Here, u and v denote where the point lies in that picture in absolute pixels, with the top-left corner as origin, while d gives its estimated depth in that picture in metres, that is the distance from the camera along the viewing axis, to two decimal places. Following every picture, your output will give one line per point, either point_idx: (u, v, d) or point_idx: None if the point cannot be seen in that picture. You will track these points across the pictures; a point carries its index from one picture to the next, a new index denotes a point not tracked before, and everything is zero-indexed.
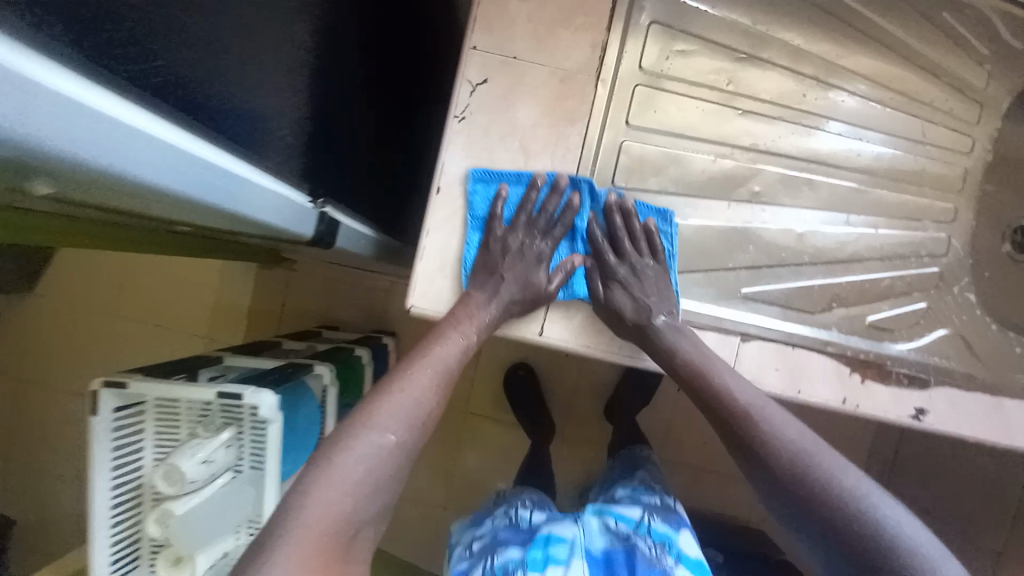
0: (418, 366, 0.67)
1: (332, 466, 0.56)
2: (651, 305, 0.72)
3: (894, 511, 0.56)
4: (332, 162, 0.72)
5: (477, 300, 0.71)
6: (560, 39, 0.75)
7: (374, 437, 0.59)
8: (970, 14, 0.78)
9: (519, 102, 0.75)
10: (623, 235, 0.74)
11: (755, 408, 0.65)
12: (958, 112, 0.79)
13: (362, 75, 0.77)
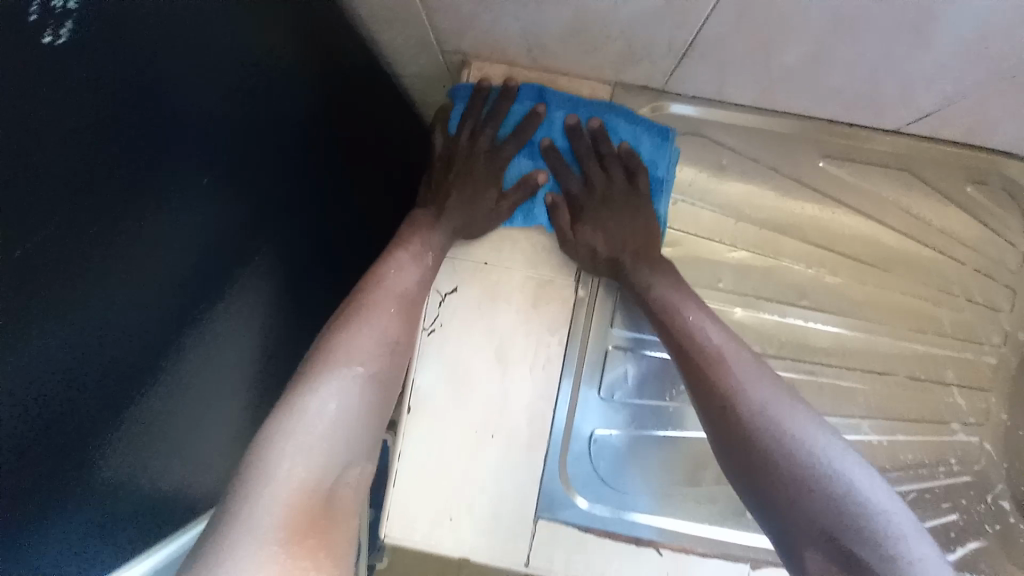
0: (374, 304, 0.61)
1: (289, 428, 0.52)
2: (620, 232, 0.67)
3: (862, 477, 0.51)
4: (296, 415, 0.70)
5: (427, 225, 0.67)
6: (533, 239, 0.69)
7: (339, 370, 0.56)
8: (1009, 186, 0.67)
9: (496, 310, 0.69)
10: (588, 157, 0.68)
11: (726, 358, 0.57)
12: (993, 295, 0.70)
13: (320, 296, 0.71)
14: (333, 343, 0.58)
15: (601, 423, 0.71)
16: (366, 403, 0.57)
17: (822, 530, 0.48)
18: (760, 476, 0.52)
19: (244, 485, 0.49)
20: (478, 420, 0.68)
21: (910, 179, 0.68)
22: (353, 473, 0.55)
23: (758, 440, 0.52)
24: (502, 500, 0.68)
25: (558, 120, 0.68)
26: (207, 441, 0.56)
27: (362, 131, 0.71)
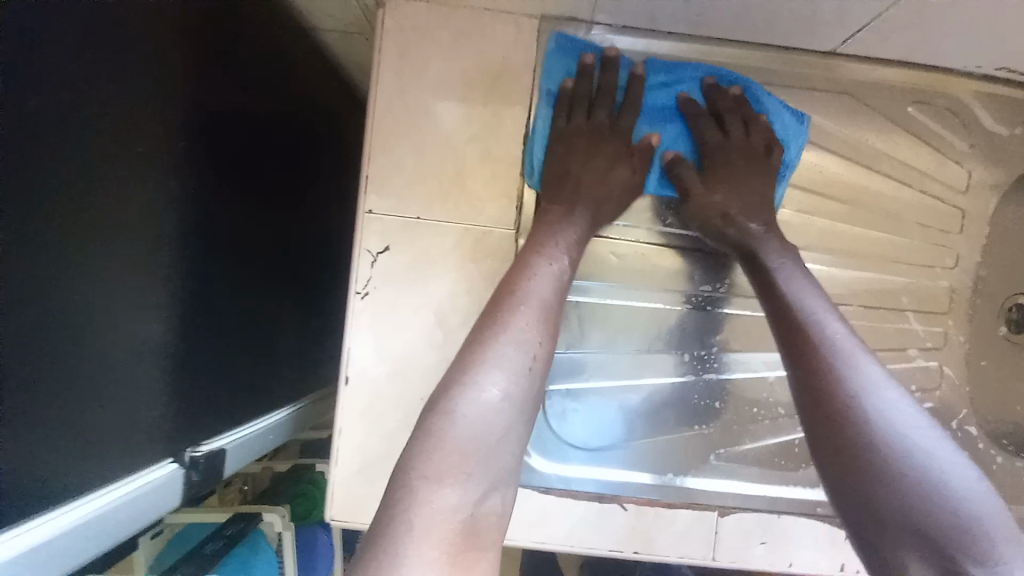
0: (522, 300, 0.54)
1: (433, 441, 0.46)
2: (750, 199, 0.63)
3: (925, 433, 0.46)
4: (225, 373, 0.62)
5: (558, 218, 0.62)
6: (464, 192, 0.66)
7: (476, 388, 0.49)
8: (953, 103, 0.66)
9: (432, 268, 0.65)
10: (726, 110, 0.65)
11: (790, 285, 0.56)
12: (942, 217, 0.68)
13: (274, 288, 0.72)
14: (473, 342, 0.52)
15: (557, 380, 0.67)
16: (511, 425, 0.49)
17: (854, 443, 0.47)
18: (808, 393, 0.51)
19: (397, 513, 0.43)
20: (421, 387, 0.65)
21: (853, 102, 0.66)
22: (496, 502, 0.47)
23: (834, 391, 0.49)
24: None
25: (692, 77, 0.66)
26: (146, 376, 0.49)
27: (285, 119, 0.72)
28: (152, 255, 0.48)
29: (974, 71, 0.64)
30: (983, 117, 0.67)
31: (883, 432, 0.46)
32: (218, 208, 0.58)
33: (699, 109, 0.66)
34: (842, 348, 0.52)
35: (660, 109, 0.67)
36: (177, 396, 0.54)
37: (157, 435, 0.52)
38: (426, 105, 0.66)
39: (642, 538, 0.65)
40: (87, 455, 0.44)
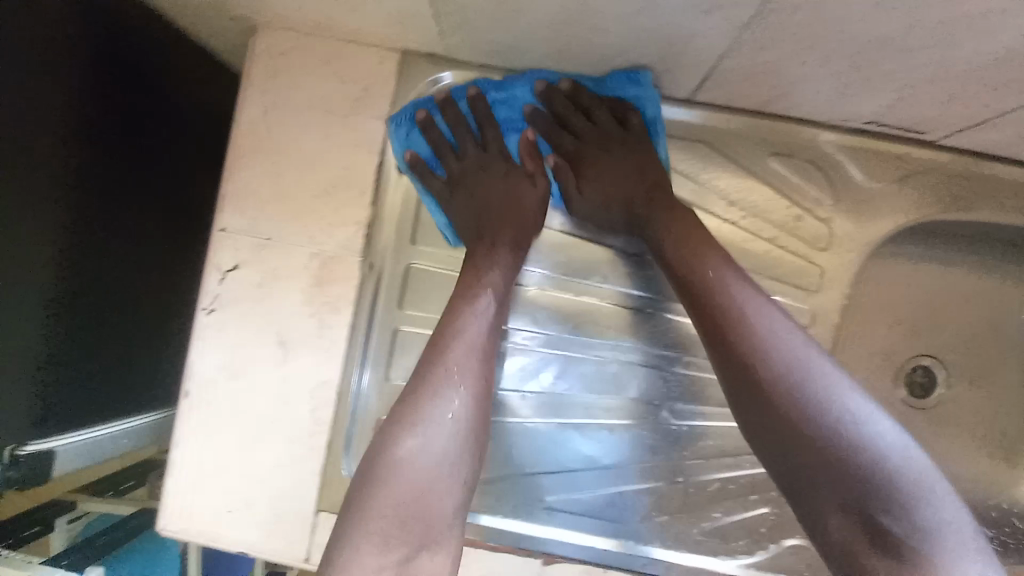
0: (443, 358, 0.54)
1: (364, 508, 0.49)
2: (632, 181, 0.63)
3: (900, 451, 0.45)
4: (93, 367, 0.67)
5: (482, 258, 0.61)
6: (315, 215, 0.65)
7: (391, 455, 0.50)
8: (818, 156, 0.65)
9: (278, 292, 0.65)
10: (571, 115, 0.64)
11: (747, 308, 0.52)
12: (802, 274, 0.68)
13: (144, 293, 0.75)
14: (402, 407, 0.53)
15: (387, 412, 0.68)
16: (445, 479, 0.51)
17: (836, 491, 0.46)
18: (774, 444, 0.49)
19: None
20: (258, 406, 0.65)
21: (711, 150, 0.66)
22: (433, 557, 0.49)
23: (797, 429, 0.48)
24: (281, 491, 0.66)
25: (523, 88, 0.64)
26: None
27: (169, 137, 0.75)
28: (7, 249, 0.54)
29: (844, 127, 0.62)
30: (850, 172, 0.65)
31: (849, 463, 0.45)
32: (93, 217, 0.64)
33: (541, 121, 0.65)
34: (799, 373, 0.49)
35: (514, 124, 0.67)
36: (13, 387, 0.57)
37: None
38: (287, 126, 0.65)
39: None
40: None
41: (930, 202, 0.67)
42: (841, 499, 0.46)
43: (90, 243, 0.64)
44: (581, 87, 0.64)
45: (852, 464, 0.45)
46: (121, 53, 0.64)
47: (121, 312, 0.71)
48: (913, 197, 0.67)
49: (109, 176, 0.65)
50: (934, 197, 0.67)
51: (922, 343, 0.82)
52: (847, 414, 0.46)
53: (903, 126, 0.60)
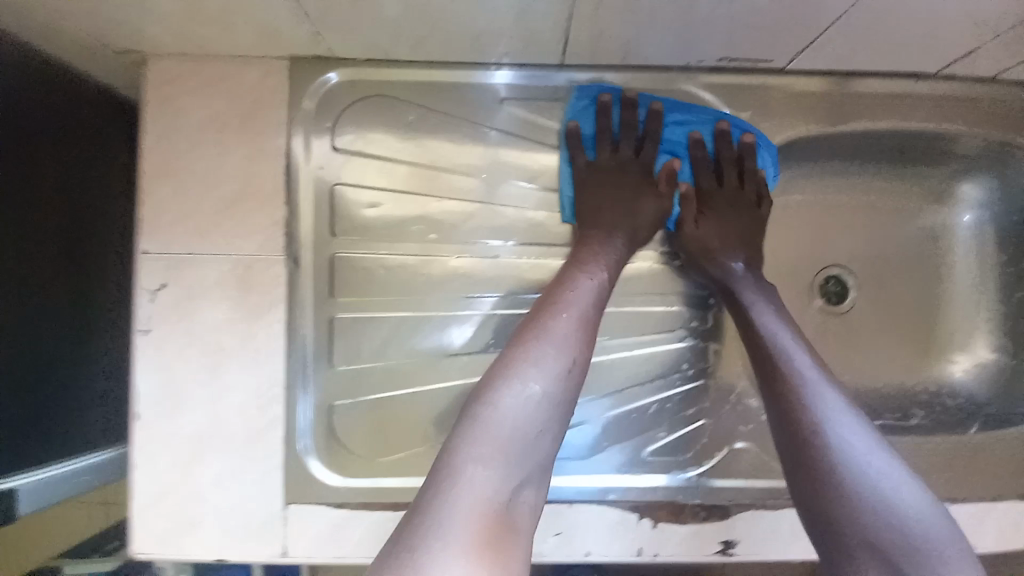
0: (557, 315, 0.59)
1: (480, 426, 0.51)
2: (731, 241, 0.74)
3: (881, 463, 0.55)
4: (26, 408, 0.67)
5: (597, 246, 0.69)
6: (232, 223, 0.68)
7: (515, 388, 0.54)
8: (688, 96, 0.73)
9: (206, 303, 0.67)
10: (728, 165, 0.75)
11: (767, 329, 0.65)
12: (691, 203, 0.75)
13: (75, 328, 0.74)
14: (515, 351, 0.57)
15: (339, 395, 0.70)
16: (547, 424, 0.53)
17: (824, 485, 0.55)
18: (782, 437, 0.60)
19: (436, 501, 0.47)
20: (205, 415, 0.67)
21: (593, 106, 0.73)
22: (526, 496, 0.51)
23: (812, 444, 0.57)
24: (246, 495, 0.67)
25: (710, 120, 0.74)
26: None
27: (86, 177, 0.76)
28: None
29: (704, 67, 0.71)
30: (718, 106, 0.74)
31: (829, 453, 0.56)
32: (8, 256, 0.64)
33: (700, 155, 0.75)
34: (810, 396, 0.59)
35: (675, 142, 0.75)
36: None
37: None
38: (190, 144, 0.68)
39: None
40: None
41: (795, 121, 0.75)
42: (825, 494, 0.55)
43: (7, 280, 0.64)
44: (755, 150, 0.75)
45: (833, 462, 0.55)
46: (20, 96, 0.66)
47: (51, 349, 0.71)
48: (778, 119, 0.75)
49: (18, 216, 0.66)
50: (798, 115, 0.75)
51: (830, 256, 0.88)
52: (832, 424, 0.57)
53: (751, 59, 0.69)
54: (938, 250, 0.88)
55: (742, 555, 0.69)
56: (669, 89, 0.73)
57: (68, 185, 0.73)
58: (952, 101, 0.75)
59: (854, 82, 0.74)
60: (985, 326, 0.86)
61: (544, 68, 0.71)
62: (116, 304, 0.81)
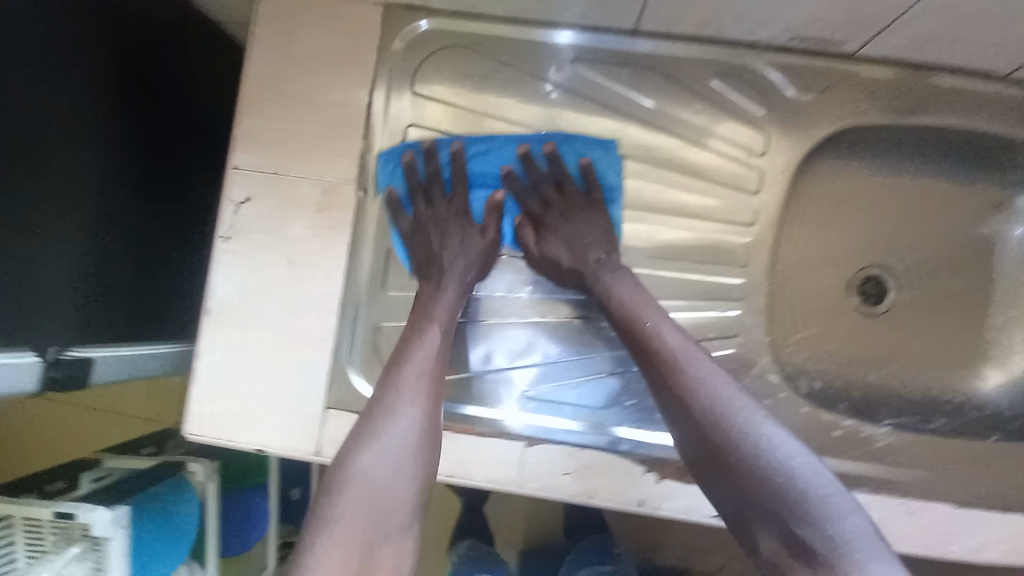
0: (395, 386, 0.64)
1: (327, 508, 0.58)
2: (585, 248, 0.76)
3: (799, 462, 0.56)
4: (119, 290, 0.75)
5: (432, 293, 0.73)
6: (316, 149, 0.74)
7: (351, 466, 0.60)
8: (752, 75, 0.75)
9: (285, 218, 0.74)
10: (546, 182, 0.78)
11: (671, 355, 0.64)
12: (741, 177, 0.78)
13: (160, 228, 0.82)
14: (357, 429, 0.63)
15: (389, 317, 0.77)
16: (389, 484, 0.60)
17: (759, 508, 0.55)
18: (706, 464, 0.60)
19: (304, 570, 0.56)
20: (271, 319, 0.74)
21: (657, 75, 0.76)
22: (387, 554, 0.58)
23: (742, 475, 0.56)
24: (293, 395, 0.74)
25: (511, 152, 0.79)
26: (44, 261, 0.62)
27: (173, 88, 0.83)
28: (50, 163, 0.63)
29: (775, 47, 0.74)
30: (782, 87, 0.76)
31: (751, 471, 0.56)
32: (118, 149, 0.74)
33: (518, 182, 0.79)
34: (735, 429, 0.58)
35: (486, 176, 0.80)
36: (54, 292, 0.64)
37: (37, 327, 0.62)
38: (285, 72, 0.73)
39: (455, 462, 0.72)
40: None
41: (856, 112, 0.77)
42: (762, 514, 0.55)
43: (113, 170, 0.73)
44: (561, 156, 0.78)
45: (758, 479, 0.55)
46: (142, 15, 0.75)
47: (140, 242, 0.79)
48: (840, 109, 0.77)
49: (129, 117, 0.75)
50: (861, 106, 0.76)
51: (873, 255, 0.89)
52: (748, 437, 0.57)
53: (824, 41, 0.71)
54: (985, 260, 0.89)
55: None
56: (738, 67, 0.75)
57: (160, 92, 0.80)
58: (1013, 102, 0.75)
59: (922, 75, 0.76)
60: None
61: (615, 33, 0.75)
62: (190, 212, 0.89)
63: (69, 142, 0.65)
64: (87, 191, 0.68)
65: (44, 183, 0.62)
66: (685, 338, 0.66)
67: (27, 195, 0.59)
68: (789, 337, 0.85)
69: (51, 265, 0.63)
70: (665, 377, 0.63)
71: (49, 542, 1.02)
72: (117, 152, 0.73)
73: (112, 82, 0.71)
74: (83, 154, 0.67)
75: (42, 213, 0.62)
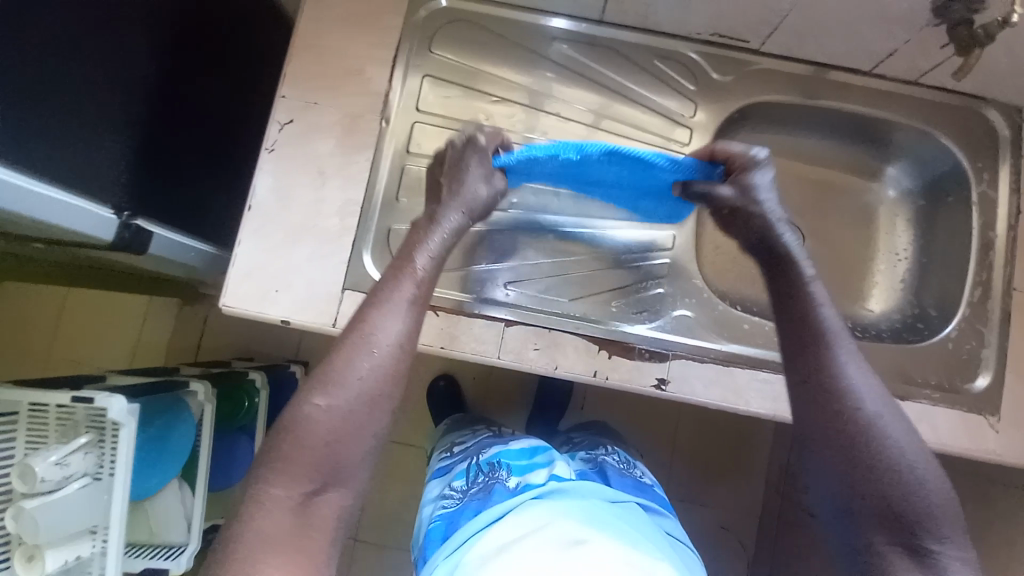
0: (362, 336, 0.71)
1: (286, 448, 0.67)
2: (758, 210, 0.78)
3: (925, 468, 0.63)
4: (178, 184, 0.91)
5: (418, 251, 0.78)
6: (349, 85, 0.94)
7: (314, 407, 0.68)
8: (686, 59, 1.01)
9: (319, 138, 0.93)
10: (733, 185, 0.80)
11: (832, 346, 0.68)
12: (680, 135, 1.03)
13: (221, 147, 1.01)
14: (322, 371, 0.70)
15: (399, 222, 0.95)
16: (347, 421, 0.68)
17: (866, 496, 0.62)
18: (834, 446, 0.65)
19: (256, 510, 0.65)
20: (300, 216, 0.91)
21: (614, 53, 1.01)
22: (332, 496, 0.68)
23: (865, 462, 0.63)
24: (315, 278, 0.90)
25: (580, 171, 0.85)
26: (126, 141, 0.79)
27: (246, 37, 1.02)
28: (144, 70, 0.80)
29: (704, 39, 0.99)
30: (706, 69, 1.01)
31: (880, 458, 0.63)
32: (197, 74, 0.92)
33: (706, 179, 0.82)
34: (871, 422, 0.64)
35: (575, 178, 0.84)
36: (128, 168, 0.80)
37: (113, 191, 0.78)
38: (330, 26, 0.94)
39: (446, 336, 0.89)
40: (82, 170, 0.73)
41: (761, 92, 1.02)
42: (870, 501, 0.62)
43: (189, 90, 0.90)
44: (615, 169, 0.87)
45: (885, 468, 0.62)
46: None
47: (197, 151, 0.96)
48: (751, 87, 1.02)
49: (208, 51, 0.94)
50: (765, 87, 1.02)
51: (783, 211, 1.14)
52: (884, 433, 0.64)
53: (735, 37, 0.97)
54: (869, 216, 1.13)
55: (673, 393, 0.88)
56: (675, 51, 1.00)
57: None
58: (879, 92, 1.01)
59: (830, 73, 1.01)
60: (899, 279, 1.09)
61: (584, 20, 1.00)
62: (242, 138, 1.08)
63: (160, 57, 0.83)
64: (166, 99, 0.85)
65: (138, 81, 0.80)
66: (849, 340, 0.70)
67: (117, 83, 0.76)
68: (716, 268, 1.08)
69: (128, 147, 0.79)
70: (829, 367, 0.67)
71: (53, 435, 1.07)
72: (192, 73, 0.91)
73: (197, 20, 0.90)
74: (168, 70, 0.85)
75: (129, 103, 0.78)
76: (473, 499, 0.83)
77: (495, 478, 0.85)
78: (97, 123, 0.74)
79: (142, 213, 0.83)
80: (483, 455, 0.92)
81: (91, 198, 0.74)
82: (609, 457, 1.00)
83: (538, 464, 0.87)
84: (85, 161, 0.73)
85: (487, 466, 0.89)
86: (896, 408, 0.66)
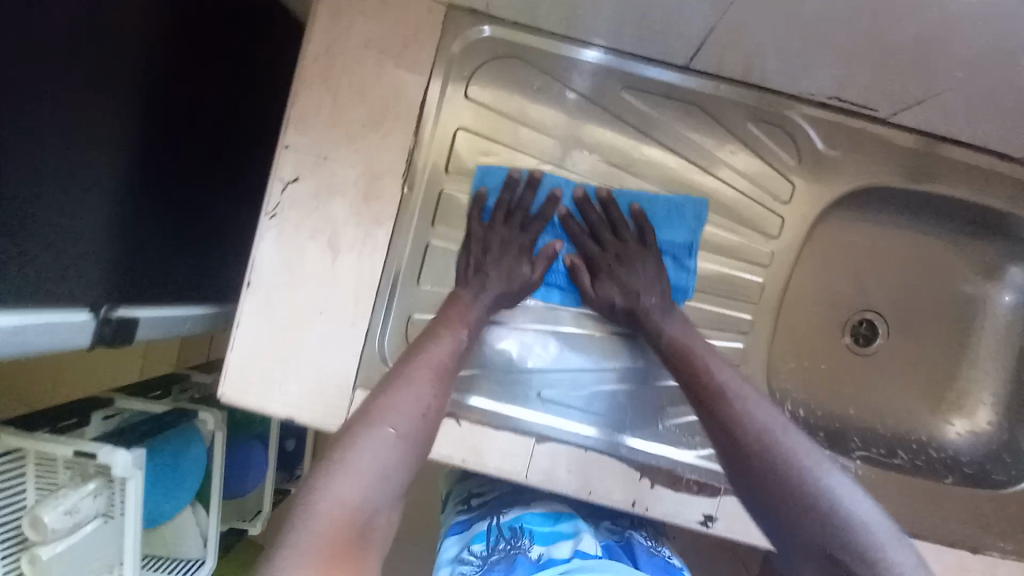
0: (404, 372, 0.67)
1: (337, 469, 0.56)
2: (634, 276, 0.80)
3: (890, 533, 0.53)
4: (162, 251, 0.78)
5: (470, 298, 0.78)
6: (367, 138, 0.76)
7: (372, 433, 0.59)
8: (788, 124, 0.80)
9: (330, 202, 0.77)
10: (602, 226, 0.82)
11: (749, 408, 0.64)
12: (767, 222, 0.84)
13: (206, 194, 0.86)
14: (373, 402, 0.63)
15: (422, 309, 0.85)
16: (407, 455, 0.61)
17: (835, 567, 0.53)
18: (780, 514, 0.57)
19: (291, 534, 0.51)
20: (308, 298, 0.78)
21: (695, 110, 0.80)
22: (382, 527, 0.57)
23: (821, 529, 0.54)
24: (324, 373, 0.79)
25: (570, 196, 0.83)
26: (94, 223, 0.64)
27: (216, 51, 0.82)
28: (110, 132, 0.64)
29: (815, 100, 0.77)
30: (813, 138, 0.80)
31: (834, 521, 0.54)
32: (171, 114, 0.74)
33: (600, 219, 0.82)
34: (815, 479, 0.57)
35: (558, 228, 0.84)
36: (103, 254, 0.66)
37: (89, 286, 0.65)
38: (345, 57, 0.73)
39: (471, 448, 0.77)
40: (50, 274, 0.59)
41: (879, 171, 0.81)
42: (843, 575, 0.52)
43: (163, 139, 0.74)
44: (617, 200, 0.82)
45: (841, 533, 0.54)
46: None
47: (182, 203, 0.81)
48: (866, 164, 0.81)
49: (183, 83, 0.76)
50: (880, 164, 0.81)
51: (869, 300, 0.96)
52: (828, 490, 0.56)
53: (859, 103, 0.75)
54: (971, 316, 0.96)
55: (718, 531, 0.79)
56: (771, 109, 0.79)
57: (210, 62, 0.80)
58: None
59: (940, 146, 0.80)
60: (991, 395, 0.93)
61: (665, 64, 0.77)
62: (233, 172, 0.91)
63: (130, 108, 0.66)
64: (139, 157, 0.70)
65: (104, 147, 0.64)
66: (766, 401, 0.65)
67: (78, 158, 0.60)
68: (781, 365, 0.94)
69: (99, 228, 0.65)
70: (746, 431, 0.62)
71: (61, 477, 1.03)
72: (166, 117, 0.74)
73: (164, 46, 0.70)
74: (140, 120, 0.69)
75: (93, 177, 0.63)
76: (495, 568, 0.76)
77: (517, 546, 0.80)
78: (62, 212, 0.59)
79: (125, 299, 0.71)
80: (504, 517, 0.86)
81: (64, 304, 0.62)
82: (632, 532, 0.94)
83: (561, 535, 0.83)
84: (52, 259, 0.59)
85: (509, 531, 0.83)
86: (834, 464, 0.59)
